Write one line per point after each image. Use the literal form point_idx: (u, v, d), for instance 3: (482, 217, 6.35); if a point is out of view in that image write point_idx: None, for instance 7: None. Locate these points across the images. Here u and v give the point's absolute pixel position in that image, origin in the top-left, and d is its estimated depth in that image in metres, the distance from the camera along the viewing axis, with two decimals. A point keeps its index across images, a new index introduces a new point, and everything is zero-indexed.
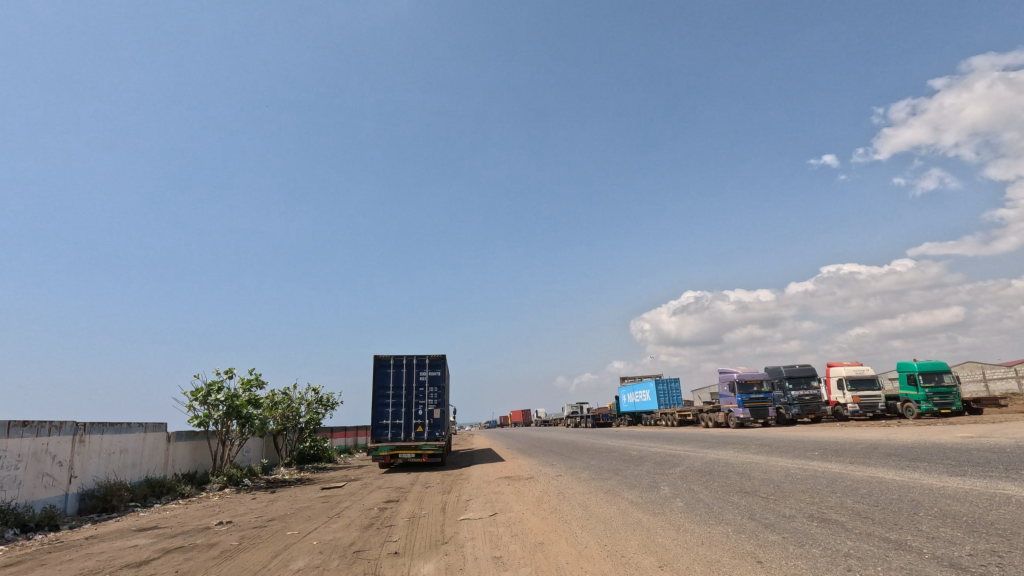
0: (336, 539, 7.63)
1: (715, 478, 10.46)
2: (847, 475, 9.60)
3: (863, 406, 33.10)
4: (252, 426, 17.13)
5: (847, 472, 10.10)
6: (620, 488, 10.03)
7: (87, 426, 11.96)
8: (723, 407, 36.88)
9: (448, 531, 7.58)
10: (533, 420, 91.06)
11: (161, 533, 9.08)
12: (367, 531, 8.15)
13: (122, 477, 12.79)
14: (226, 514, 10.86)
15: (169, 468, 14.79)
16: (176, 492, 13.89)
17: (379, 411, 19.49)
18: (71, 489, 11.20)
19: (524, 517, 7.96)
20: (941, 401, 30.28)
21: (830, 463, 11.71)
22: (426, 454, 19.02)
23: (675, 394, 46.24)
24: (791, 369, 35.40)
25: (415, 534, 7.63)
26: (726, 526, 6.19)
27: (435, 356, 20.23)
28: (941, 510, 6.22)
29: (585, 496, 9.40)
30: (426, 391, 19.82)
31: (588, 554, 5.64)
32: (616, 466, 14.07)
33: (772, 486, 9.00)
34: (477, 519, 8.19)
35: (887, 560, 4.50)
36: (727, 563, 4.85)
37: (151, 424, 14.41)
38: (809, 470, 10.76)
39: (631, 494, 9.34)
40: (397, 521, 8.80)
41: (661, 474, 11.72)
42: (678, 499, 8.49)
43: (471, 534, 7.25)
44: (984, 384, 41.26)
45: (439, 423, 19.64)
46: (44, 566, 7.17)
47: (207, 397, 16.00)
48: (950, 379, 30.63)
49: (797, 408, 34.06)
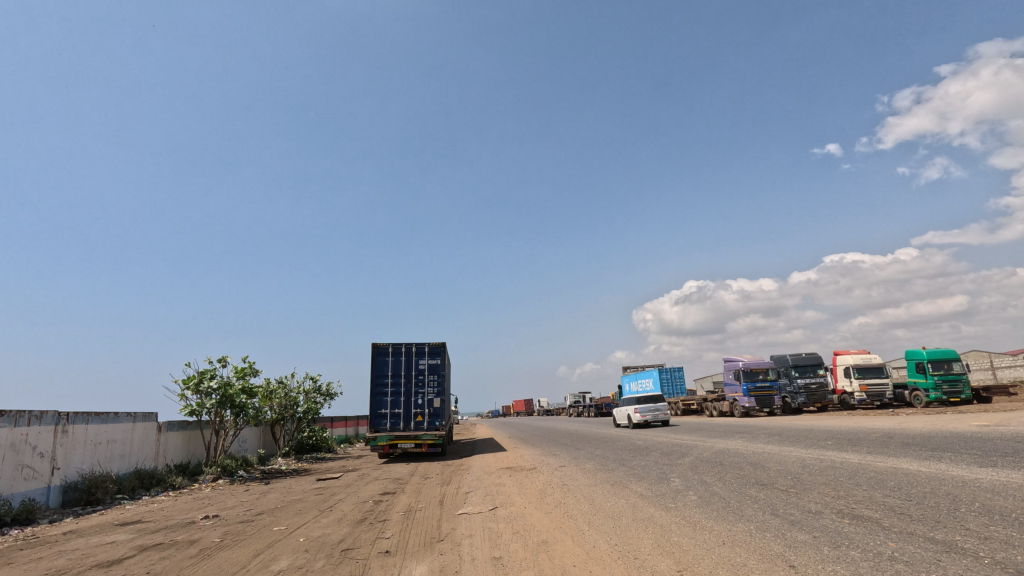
0: (324, 536, 7.10)
1: (728, 469, 9.93)
2: (870, 466, 9.08)
3: (870, 394, 32.67)
4: (247, 416, 16.70)
5: (869, 463, 9.53)
6: (628, 480, 9.53)
7: (70, 416, 11.47)
8: (728, 396, 36.44)
9: (445, 527, 7.06)
10: (535, 410, 91.00)
11: (143, 528, 8.61)
12: (359, 526, 7.67)
13: (110, 468, 12.34)
14: (214, 507, 10.39)
15: (160, 459, 14.34)
16: (166, 483, 13.45)
17: (378, 400, 18.96)
18: (53, 481, 10.74)
19: (527, 511, 7.44)
20: (951, 389, 30.04)
21: (847, 453, 11.21)
22: (426, 444, 18.57)
23: (679, 384, 46.37)
24: (798, 357, 35.11)
25: (410, 530, 7.14)
26: (748, 523, 5.67)
27: (435, 344, 19.75)
28: (986, 507, 5.62)
29: (591, 489, 8.90)
30: (425, 379, 19.35)
31: (598, 556, 5.10)
32: (621, 456, 13.60)
33: (791, 478, 8.44)
34: (476, 514, 7.68)
35: (941, 565, 3.95)
36: (755, 567, 4.30)
37: (140, 413, 13.96)
38: (827, 461, 10.18)
39: (640, 486, 8.83)
40: (391, 515, 8.28)
41: (670, 465, 11.20)
42: (691, 492, 7.95)
43: (469, 531, 6.72)
44: (991, 372, 40.93)
45: (439, 413, 19.19)
46: (9, 566, 6.65)
47: (199, 385, 15.48)
48: (960, 367, 30.31)
49: (804, 398, 33.79)
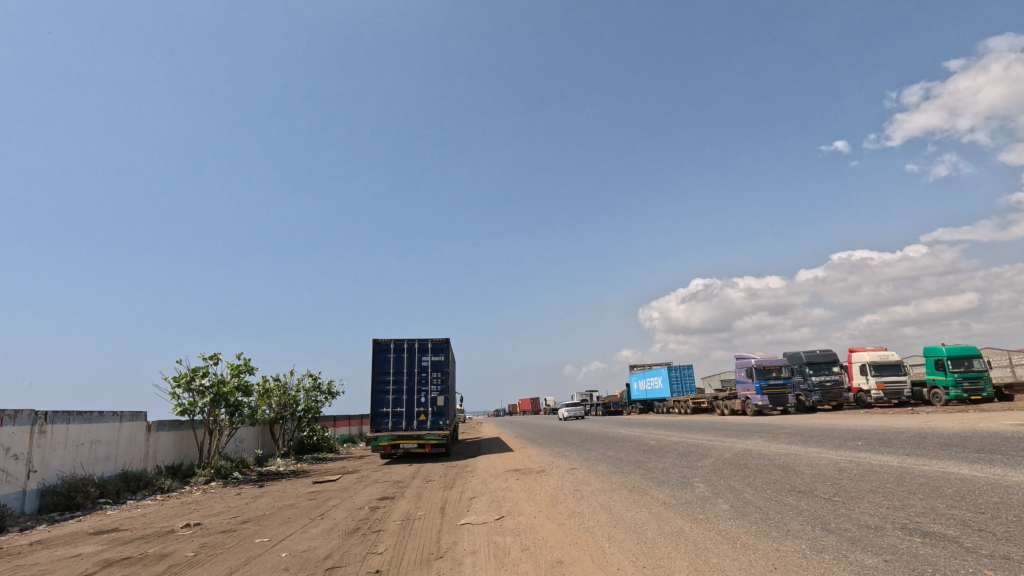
0: (310, 551, 6.34)
1: (756, 473, 9.07)
2: (915, 470, 8.22)
3: (888, 392, 31.64)
4: (242, 415, 15.98)
5: (912, 466, 8.68)
6: (648, 485, 8.69)
7: (49, 416, 10.77)
8: (740, 394, 35.46)
9: (446, 541, 6.27)
10: (542, 409, 90.32)
11: (117, 538, 7.87)
12: (350, 539, 6.89)
13: (93, 470, 11.64)
14: (198, 514, 9.62)
15: (150, 460, 13.67)
16: (154, 486, 12.74)
17: (379, 398, 18.22)
18: (30, 485, 10.06)
19: (537, 522, 6.65)
20: (971, 386, 29.01)
21: (881, 455, 10.34)
22: (429, 444, 17.82)
23: (689, 381, 45.06)
24: (812, 354, 34.06)
25: (406, 544, 6.34)
26: (799, 541, 4.83)
27: (438, 340, 18.97)
28: None
29: (608, 495, 8.08)
30: (429, 376, 18.59)
31: None
32: (636, 458, 12.77)
33: (832, 484, 7.56)
34: (480, 525, 6.88)
35: None
36: None
37: (128, 412, 13.27)
38: (864, 464, 9.30)
39: (662, 492, 8.02)
40: (387, 525, 7.52)
41: (690, 468, 10.36)
42: (721, 500, 7.10)
43: (471, 546, 5.93)
44: (1010, 369, 39.85)
45: (443, 411, 18.43)
46: None
47: (191, 382, 14.73)
48: (980, 364, 29.27)
49: (818, 396, 32.79)
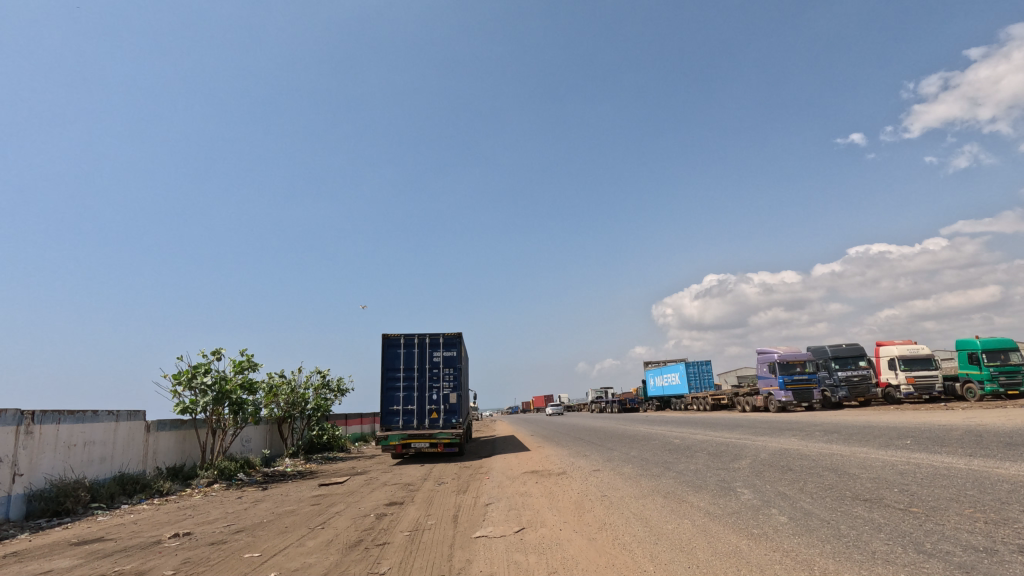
0: (303, 569, 5.51)
1: (803, 477, 8.10)
2: (992, 474, 7.18)
3: (918, 387, 30.24)
4: (246, 414, 15.26)
5: (984, 469, 7.63)
6: (685, 491, 7.77)
7: (38, 415, 10.11)
8: (762, 390, 34.26)
9: (459, 559, 5.42)
10: None
11: (97, 550, 7.13)
12: (349, 554, 6.05)
13: (86, 473, 10.99)
14: (192, 521, 8.85)
15: (149, 461, 13.04)
16: (152, 489, 12.10)
17: (389, 396, 17.46)
18: (15, 490, 9.41)
19: (564, 536, 5.79)
20: (1009, 380, 27.56)
21: (940, 455, 9.28)
22: (441, 443, 16.98)
23: (707, 377, 43.92)
24: (837, 348, 32.75)
25: (413, 562, 5.48)
26: (896, 570, 3.87)
27: (450, 335, 18.20)
28: None
29: (641, 503, 7.17)
30: (440, 372, 17.78)
31: None
32: (663, 459, 11.82)
33: (901, 491, 6.56)
34: (498, 539, 6.02)
35: None
36: None
37: (125, 411, 12.61)
38: (925, 466, 8.26)
39: (702, 499, 7.10)
40: (393, 537, 6.67)
41: (727, 470, 9.39)
42: (775, 510, 6.16)
43: (488, 566, 5.06)
44: None
45: (455, 409, 17.63)
46: None
47: (192, 380, 14.03)
48: (1018, 357, 27.79)
49: (845, 391, 31.44)
